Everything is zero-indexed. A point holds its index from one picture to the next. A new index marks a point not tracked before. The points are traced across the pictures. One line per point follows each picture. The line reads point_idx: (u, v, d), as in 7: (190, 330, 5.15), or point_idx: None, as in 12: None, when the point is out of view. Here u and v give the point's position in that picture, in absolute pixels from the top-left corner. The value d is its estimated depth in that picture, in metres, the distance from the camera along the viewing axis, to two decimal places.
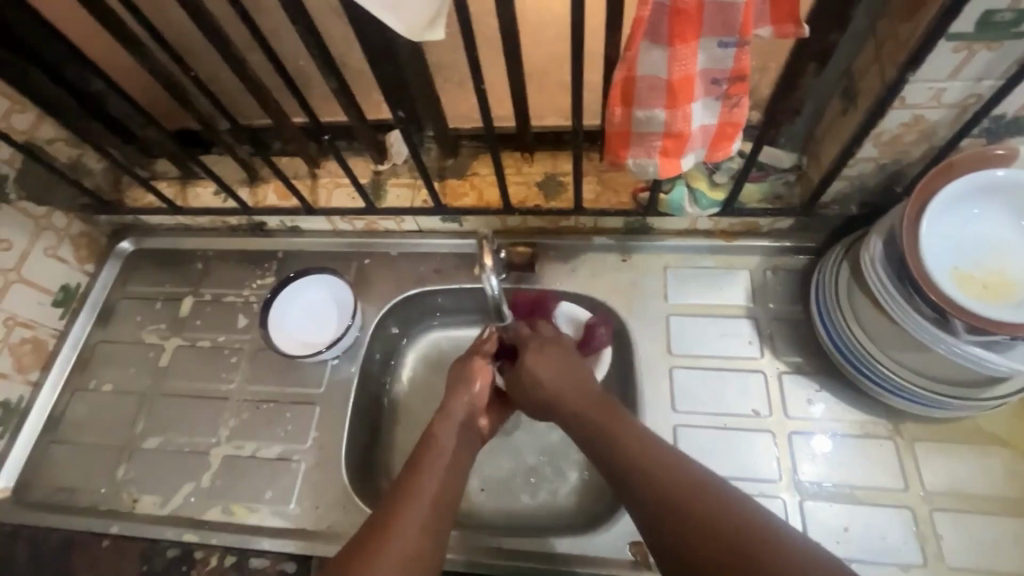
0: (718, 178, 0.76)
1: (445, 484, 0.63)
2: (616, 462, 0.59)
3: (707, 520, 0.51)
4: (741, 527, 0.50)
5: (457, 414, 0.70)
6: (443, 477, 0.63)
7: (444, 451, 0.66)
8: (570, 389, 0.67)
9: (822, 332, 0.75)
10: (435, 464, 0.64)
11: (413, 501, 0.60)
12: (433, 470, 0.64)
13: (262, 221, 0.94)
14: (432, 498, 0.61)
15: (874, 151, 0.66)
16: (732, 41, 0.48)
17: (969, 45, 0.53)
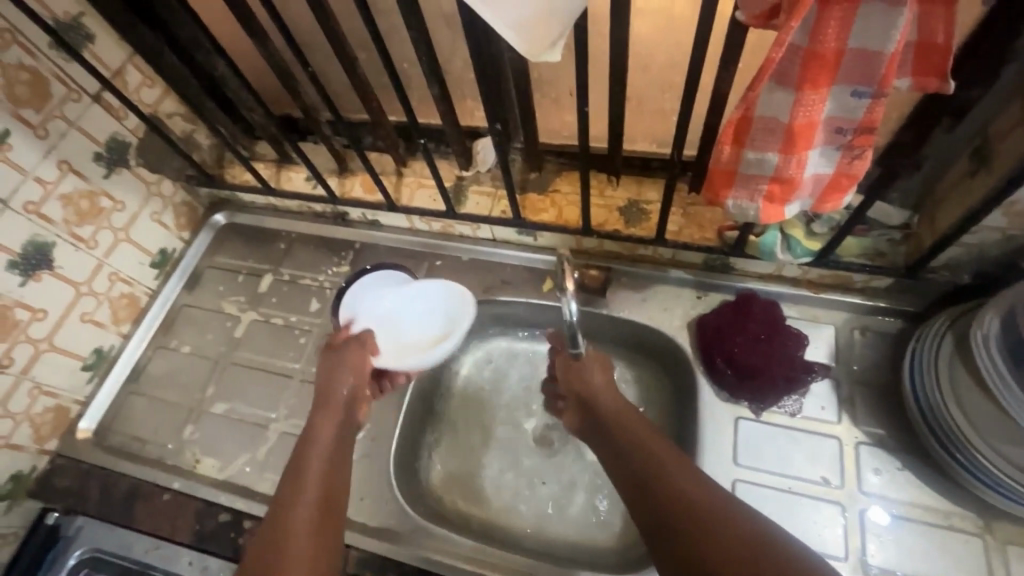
0: (816, 227, 0.72)
1: (330, 480, 0.63)
2: (642, 471, 0.60)
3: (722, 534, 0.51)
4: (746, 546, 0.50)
5: (337, 394, 0.70)
6: (330, 472, 0.64)
7: (326, 437, 0.66)
8: (609, 394, 0.69)
9: (912, 406, 0.69)
10: (314, 456, 0.64)
11: (302, 502, 0.59)
12: (317, 456, 0.64)
13: (346, 211, 0.98)
14: (322, 493, 0.61)
15: (1003, 221, 0.61)
16: (869, 91, 0.44)
17: None
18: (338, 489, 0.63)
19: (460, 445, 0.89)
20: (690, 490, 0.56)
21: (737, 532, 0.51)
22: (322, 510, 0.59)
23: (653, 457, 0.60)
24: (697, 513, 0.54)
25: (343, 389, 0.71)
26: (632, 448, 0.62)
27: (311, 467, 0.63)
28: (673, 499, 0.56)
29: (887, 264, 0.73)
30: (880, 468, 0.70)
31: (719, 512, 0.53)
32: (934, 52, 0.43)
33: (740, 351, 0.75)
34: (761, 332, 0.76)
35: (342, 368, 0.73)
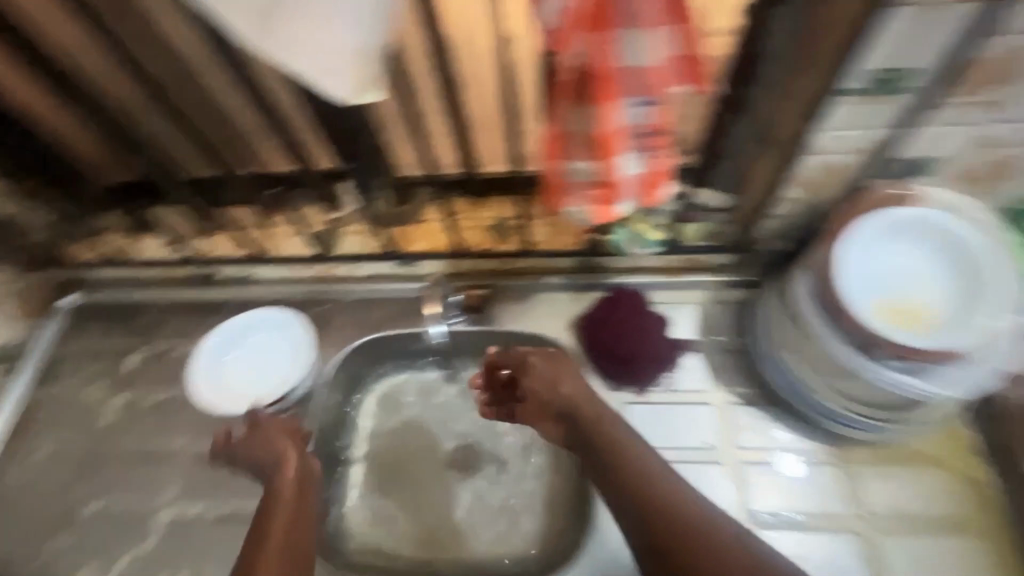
0: (655, 220, 0.81)
1: (301, 538, 0.64)
2: (627, 485, 0.62)
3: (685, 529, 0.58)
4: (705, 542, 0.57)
5: (292, 448, 0.72)
6: (299, 523, 0.65)
7: (287, 489, 0.67)
8: (583, 394, 0.70)
9: (762, 361, 0.78)
10: (285, 518, 0.64)
11: (268, 540, 0.61)
12: (285, 505, 0.66)
13: (212, 271, 0.94)
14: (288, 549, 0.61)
15: (795, 192, 0.72)
16: (649, 101, 0.52)
17: (863, 100, 0.58)
18: (303, 543, 0.63)
19: (370, 489, 0.86)
20: (658, 485, 0.61)
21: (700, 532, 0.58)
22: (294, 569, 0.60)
23: (625, 454, 0.64)
24: (689, 537, 0.58)
25: (290, 468, 0.70)
26: (615, 464, 0.64)
27: (276, 514, 0.64)
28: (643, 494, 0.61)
29: (723, 242, 0.83)
30: (748, 422, 0.78)
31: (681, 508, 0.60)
32: (693, 65, 0.50)
33: (610, 341, 0.82)
34: (627, 321, 0.83)
35: (275, 443, 0.73)
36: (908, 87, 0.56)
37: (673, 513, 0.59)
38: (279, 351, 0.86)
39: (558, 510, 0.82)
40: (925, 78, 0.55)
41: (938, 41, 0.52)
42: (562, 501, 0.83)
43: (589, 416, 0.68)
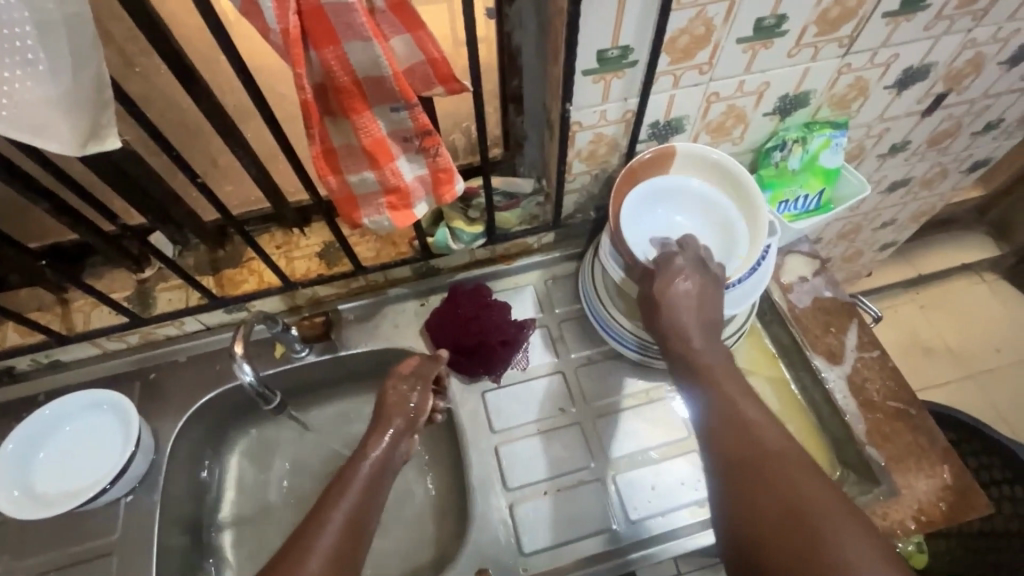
0: (473, 213, 0.84)
1: (356, 525, 0.57)
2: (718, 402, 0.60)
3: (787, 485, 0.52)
4: (812, 507, 0.50)
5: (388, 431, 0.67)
6: (368, 501, 0.59)
7: (368, 471, 0.62)
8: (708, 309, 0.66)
9: (594, 321, 0.85)
10: (342, 495, 0.59)
11: (325, 530, 0.55)
12: (354, 491, 0.59)
13: (9, 365, 0.82)
14: (343, 525, 0.56)
15: (582, 166, 0.79)
16: (402, 105, 0.53)
17: (602, 76, 0.66)
18: (370, 514, 0.59)
19: (252, 548, 0.83)
20: (762, 442, 0.55)
21: (810, 495, 0.51)
22: (343, 544, 0.54)
23: (738, 413, 0.58)
24: (765, 459, 0.54)
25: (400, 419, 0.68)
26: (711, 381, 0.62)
27: (342, 502, 0.58)
28: (746, 449, 0.55)
29: (541, 223, 0.90)
30: (596, 379, 0.84)
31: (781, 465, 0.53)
32: (439, 66, 0.52)
33: (455, 338, 0.84)
34: (468, 317, 0.85)
35: (412, 391, 0.72)
36: (634, 60, 0.65)
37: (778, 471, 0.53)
38: (106, 436, 0.77)
39: (444, 509, 0.84)
40: (643, 51, 0.64)
41: (641, 18, 0.60)
42: (446, 499, 0.84)
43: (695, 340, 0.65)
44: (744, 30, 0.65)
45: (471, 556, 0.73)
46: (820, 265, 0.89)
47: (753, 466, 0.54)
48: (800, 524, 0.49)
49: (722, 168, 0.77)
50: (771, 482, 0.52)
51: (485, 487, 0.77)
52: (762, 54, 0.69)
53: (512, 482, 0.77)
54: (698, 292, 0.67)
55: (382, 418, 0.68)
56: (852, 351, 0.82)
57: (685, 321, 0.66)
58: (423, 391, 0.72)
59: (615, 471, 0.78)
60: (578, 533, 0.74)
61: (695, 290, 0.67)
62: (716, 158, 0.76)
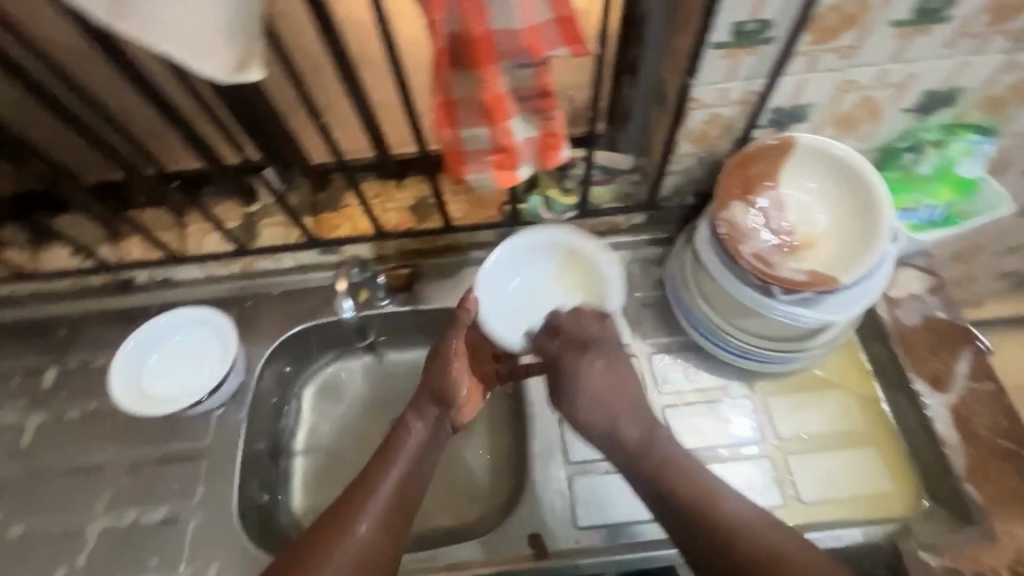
0: (568, 184, 0.84)
1: (402, 493, 0.68)
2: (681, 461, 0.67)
3: (709, 504, 0.64)
4: (734, 524, 0.62)
5: (426, 414, 0.74)
6: (412, 474, 0.70)
7: (413, 446, 0.71)
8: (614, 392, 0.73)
9: (676, 310, 0.83)
10: (387, 469, 0.69)
11: (373, 498, 0.67)
12: (398, 468, 0.69)
13: (130, 277, 0.90)
14: (388, 496, 0.67)
15: (690, 147, 0.76)
16: (528, 62, 0.53)
17: (733, 52, 0.62)
18: (415, 483, 0.70)
19: (317, 476, 0.87)
20: (679, 477, 0.66)
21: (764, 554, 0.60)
22: (388, 513, 0.66)
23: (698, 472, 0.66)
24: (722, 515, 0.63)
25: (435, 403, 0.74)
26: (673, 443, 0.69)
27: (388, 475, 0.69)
28: (670, 488, 0.65)
29: (635, 203, 0.87)
30: (670, 369, 0.82)
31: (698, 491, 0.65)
32: (568, 25, 0.52)
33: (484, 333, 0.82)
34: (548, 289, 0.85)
35: (442, 377, 0.75)
36: (769, 37, 0.61)
37: (702, 498, 0.64)
38: (203, 352, 0.83)
39: (501, 471, 0.85)
40: (784, 26, 0.59)
41: None
42: (505, 462, 0.85)
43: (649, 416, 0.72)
44: (901, 12, 0.59)
45: (526, 520, 0.74)
46: (935, 282, 0.82)
47: (677, 497, 0.65)
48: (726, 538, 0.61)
49: (861, 182, 0.71)
50: (697, 508, 0.63)
51: (545, 457, 0.77)
52: (915, 42, 0.63)
53: (574, 456, 0.77)
54: (611, 369, 0.74)
55: (419, 404, 0.75)
56: (960, 379, 0.75)
57: (607, 362, 0.74)
58: (462, 365, 0.75)
59: None
60: (634, 517, 0.74)
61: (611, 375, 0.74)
62: (859, 168, 0.71)
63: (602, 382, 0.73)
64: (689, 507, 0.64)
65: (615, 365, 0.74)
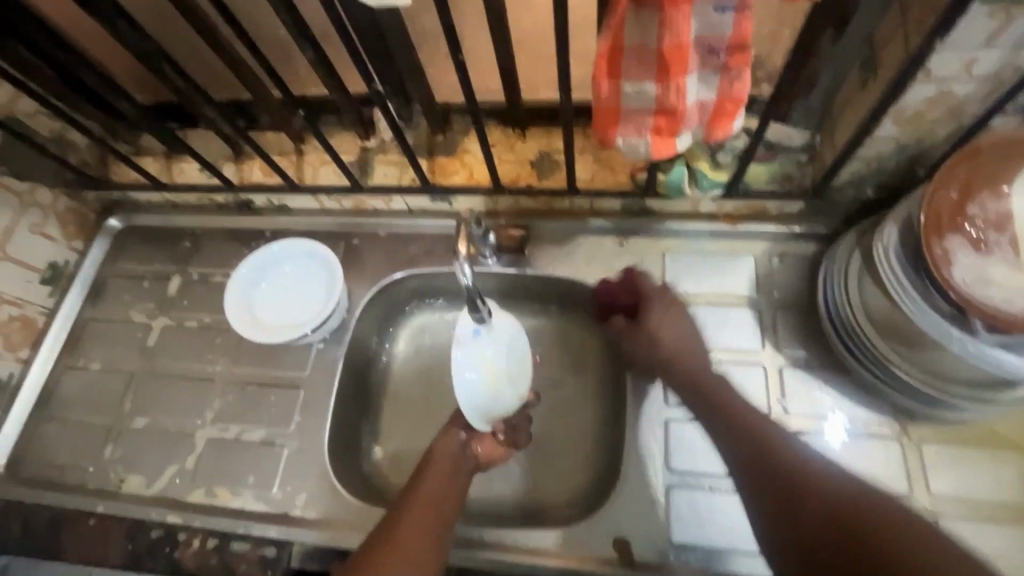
0: (721, 157, 0.72)
1: (439, 503, 0.62)
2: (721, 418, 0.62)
3: (761, 444, 0.57)
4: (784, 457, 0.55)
5: (456, 431, 0.70)
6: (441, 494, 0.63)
7: (443, 464, 0.67)
8: (679, 346, 0.70)
9: (826, 321, 0.70)
10: (425, 483, 0.64)
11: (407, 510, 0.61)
12: (433, 479, 0.64)
13: (250, 199, 0.92)
14: (427, 506, 0.61)
15: (894, 130, 0.61)
16: (731, 4, 0.43)
17: (1007, 10, 0.47)
18: (448, 494, 0.64)
19: (401, 425, 0.85)
20: (747, 428, 0.59)
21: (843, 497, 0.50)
22: (422, 524, 0.59)
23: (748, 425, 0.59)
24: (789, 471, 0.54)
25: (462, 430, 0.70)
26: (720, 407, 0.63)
27: (424, 480, 0.64)
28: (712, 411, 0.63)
29: (795, 188, 0.73)
30: (803, 388, 0.71)
31: (765, 436, 0.58)
32: None
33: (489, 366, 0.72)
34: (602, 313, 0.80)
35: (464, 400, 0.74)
36: None
37: (767, 446, 0.57)
38: (311, 285, 0.84)
39: (589, 459, 0.79)
40: None
41: None
42: (593, 450, 0.79)
43: (685, 365, 0.69)
44: None
45: (613, 521, 0.68)
46: None
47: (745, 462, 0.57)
48: (794, 475, 0.54)
49: None
50: (747, 437, 0.58)
51: (643, 458, 0.70)
52: None
53: (676, 464, 0.70)
54: (678, 332, 0.71)
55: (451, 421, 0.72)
56: None
57: (680, 345, 0.70)
58: None
59: None
60: (732, 545, 0.66)
61: (679, 327, 0.72)
62: None
63: (666, 335, 0.71)
64: (732, 443, 0.59)
65: (698, 359, 0.69)
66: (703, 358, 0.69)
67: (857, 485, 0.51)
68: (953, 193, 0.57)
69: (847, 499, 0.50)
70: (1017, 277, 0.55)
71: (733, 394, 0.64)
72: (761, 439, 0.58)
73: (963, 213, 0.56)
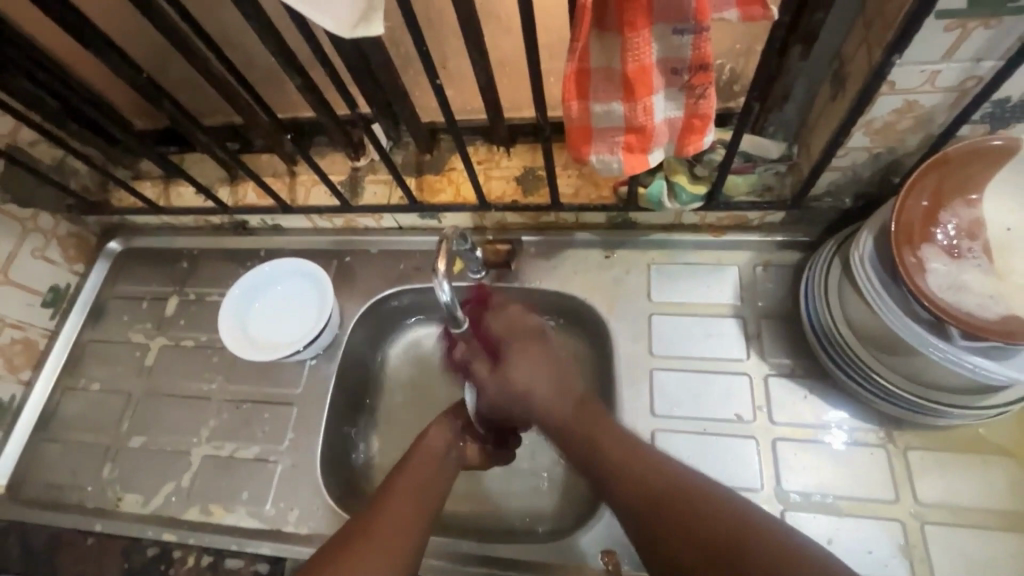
0: (700, 170, 0.72)
1: (427, 489, 0.62)
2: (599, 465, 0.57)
3: (646, 483, 0.54)
4: (660, 487, 0.53)
5: (448, 423, 0.69)
6: (427, 482, 0.63)
7: (433, 452, 0.66)
8: (550, 389, 0.63)
9: (809, 329, 0.71)
10: (414, 470, 0.64)
11: (393, 497, 0.61)
12: (421, 466, 0.64)
13: (244, 220, 0.94)
14: (413, 495, 0.61)
15: (866, 140, 0.62)
16: (689, 27, 0.44)
17: (963, 23, 0.48)
18: (439, 482, 0.64)
19: (394, 440, 0.86)
20: (611, 467, 0.57)
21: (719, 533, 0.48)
22: (407, 510, 0.59)
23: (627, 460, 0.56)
24: (664, 501, 0.52)
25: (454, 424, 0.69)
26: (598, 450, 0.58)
27: (410, 471, 0.64)
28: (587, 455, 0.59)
29: (775, 198, 0.74)
30: (789, 396, 0.72)
31: (632, 467, 0.56)
32: None
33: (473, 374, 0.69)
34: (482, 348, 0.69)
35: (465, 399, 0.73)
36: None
37: (632, 479, 0.55)
38: (303, 303, 0.86)
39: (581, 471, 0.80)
40: None
41: None
42: None
43: (556, 411, 0.62)
44: None
45: (601, 532, 0.69)
46: None
47: (627, 502, 0.54)
48: (668, 511, 0.52)
49: None
50: (626, 476, 0.55)
51: None
52: None
53: None
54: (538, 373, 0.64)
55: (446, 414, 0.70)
56: None
57: (559, 378, 0.64)
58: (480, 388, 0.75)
59: (786, 506, 0.66)
60: None
61: (533, 364, 0.64)
62: None
63: (536, 390, 0.63)
64: (613, 485, 0.56)
65: (558, 380, 0.64)
66: (559, 379, 0.64)
67: (722, 506, 0.50)
68: (925, 202, 0.58)
69: (722, 536, 0.48)
70: (992, 283, 0.55)
71: (610, 431, 0.59)
72: (627, 476, 0.55)
73: (932, 220, 0.57)
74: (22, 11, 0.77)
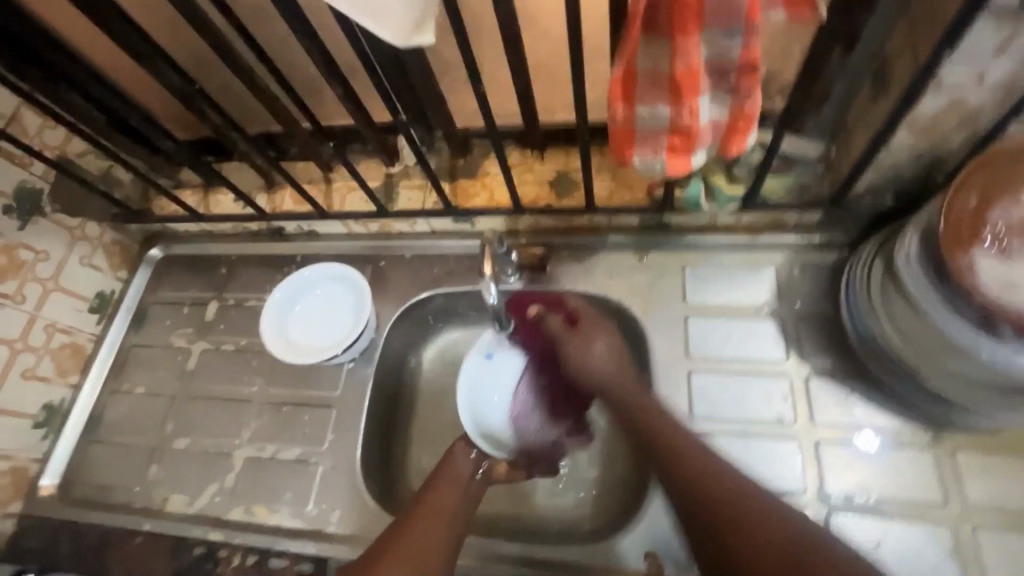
0: (737, 171, 0.74)
1: (451, 505, 0.67)
2: (675, 468, 0.63)
3: (714, 484, 0.59)
4: (731, 494, 0.58)
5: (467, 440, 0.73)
6: (450, 497, 0.67)
7: (457, 471, 0.70)
8: (618, 379, 0.72)
9: (851, 330, 0.70)
10: (440, 487, 0.68)
11: (419, 514, 0.65)
12: (445, 486, 0.68)
13: (281, 226, 0.96)
14: (437, 512, 0.65)
15: (909, 139, 0.61)
16: (739, 29, 0.45)
17: (1014, 20, 0.48)
18: (463, 502, 0.68)
19: (430, 442, 0.88)
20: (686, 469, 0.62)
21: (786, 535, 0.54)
22: (432, 525, 0.64)
23: (702, 464, 0.61)
24: (735, 506, 0.57)
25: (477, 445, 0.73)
26: (671, 450, 0.64)
27: (441, 490, 0.68)
28: (668, 461, 0.64)
29: (813, 198, 0.74)
30: (830, 398, 0.71)
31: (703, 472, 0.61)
32: None
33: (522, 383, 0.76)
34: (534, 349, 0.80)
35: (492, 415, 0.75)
36: None
37: (699, 474, 0.61)
38: (341, 307, 0.88)
39: (619, 473, 0.79)
40: None
41: None
42: (622, 464, 0.80)
43: (642, 408, 0.69)
44: None
45: (642, 534, 0.69)
46: None
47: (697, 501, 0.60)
48: (731, 503, 0.57)
49: None
50: (694, 483, 0.60)
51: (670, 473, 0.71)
52: None
53: None
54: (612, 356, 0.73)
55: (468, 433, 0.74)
56: None
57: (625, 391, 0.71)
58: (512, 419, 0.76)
59: (829, 509, 0.65)
60: None
61: (603, 349, 0.74)
62: None
63: (616, 380, 0.72)
64: (689, 491, 0.61)
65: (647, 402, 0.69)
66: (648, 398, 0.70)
67: (787, 519, 0.55)
68: (973, 200, 0.57)
69: (792, 547, 0.53)
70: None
71: (684, 432, 0.65)
72: (695, 479, 0.61)
73: (983, 218, 0.56)
74: (75, 27, 0.80)
